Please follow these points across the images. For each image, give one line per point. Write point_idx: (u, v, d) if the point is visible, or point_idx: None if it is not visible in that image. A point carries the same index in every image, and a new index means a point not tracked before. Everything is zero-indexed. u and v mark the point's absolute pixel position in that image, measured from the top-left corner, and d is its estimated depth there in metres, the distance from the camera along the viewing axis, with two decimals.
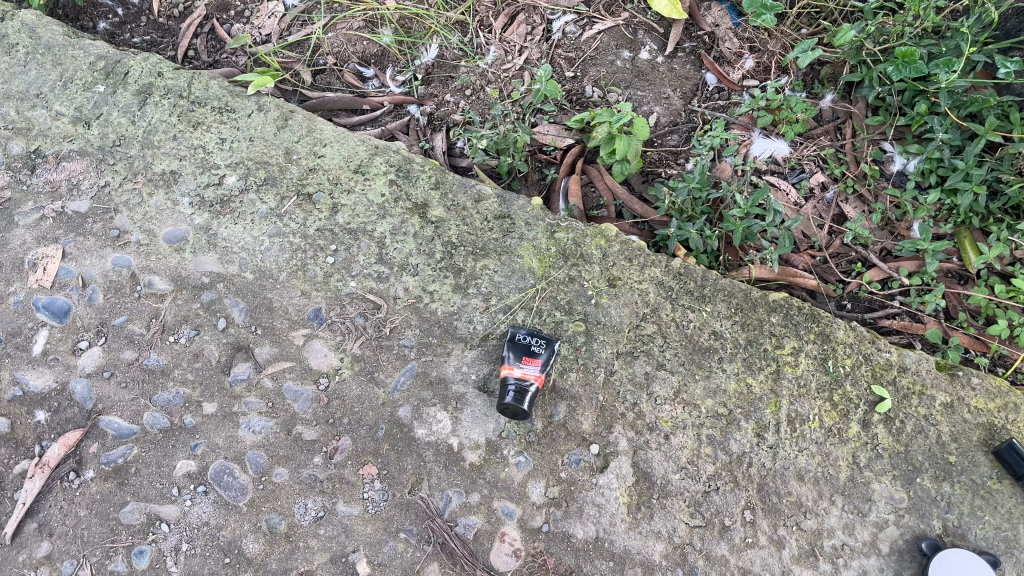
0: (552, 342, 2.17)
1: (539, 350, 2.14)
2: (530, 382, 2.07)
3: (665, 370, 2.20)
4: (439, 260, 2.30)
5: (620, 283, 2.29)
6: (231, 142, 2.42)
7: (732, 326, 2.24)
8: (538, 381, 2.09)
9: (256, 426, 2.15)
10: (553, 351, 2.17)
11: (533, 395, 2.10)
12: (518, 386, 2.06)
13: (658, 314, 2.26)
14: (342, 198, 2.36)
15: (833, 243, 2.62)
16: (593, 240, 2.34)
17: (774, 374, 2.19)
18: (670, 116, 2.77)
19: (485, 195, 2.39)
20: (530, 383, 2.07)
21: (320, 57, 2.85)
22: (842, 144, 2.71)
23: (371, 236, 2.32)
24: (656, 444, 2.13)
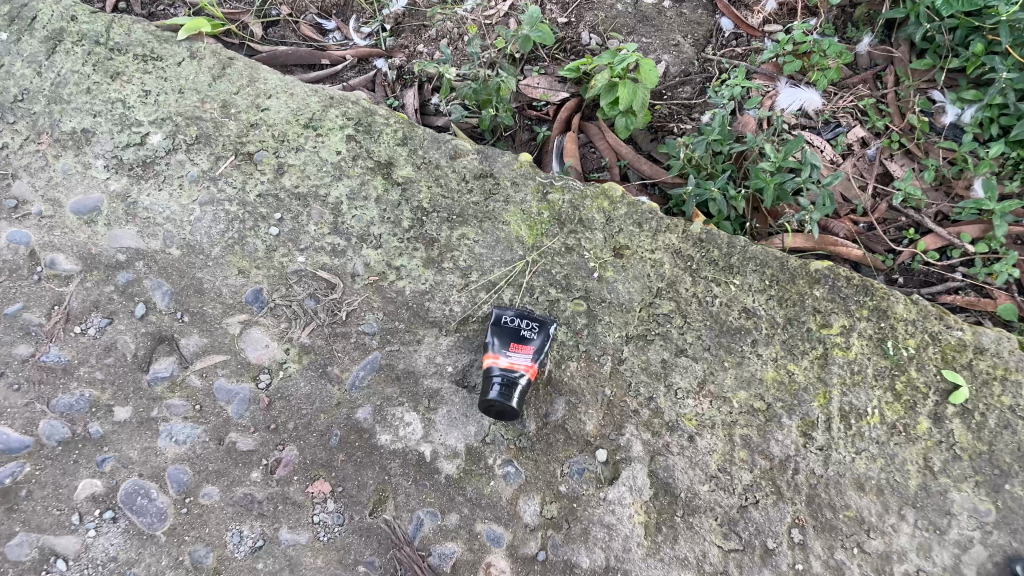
0: (545, 327, 1.77)
1: (532, 336, 1.74)
2: (519, 372, 1.68)
3: (687, 356, 1.79)
4: (407, 229, 1.89)
5: (628, 253, 1.87)
6: (156, 94, 2.00)
7: (767, 302, 1.83)
8: (529, 373, 1.70)
9: (179, 434, 1.72)
10: (548, 336, 1.77)
11: (526, 389, 1.71)
12: (505, 378, 1.67)
13: (677, 289, 1.84)
14: (289, 157, 1.95)
15: (878, 207, 2.20)
16: (594, 202, 1.92)
17: (820, 359, 1.78)
18: (680, 65, 2.37)
19: (463, 151, 1.96)
20: (520, 374, 1.68)
21: (272, 6, 2.43)
22: (883, 93, 2.32)
23: (325, 201, 1.91)
24: (680, 448, 1.71)
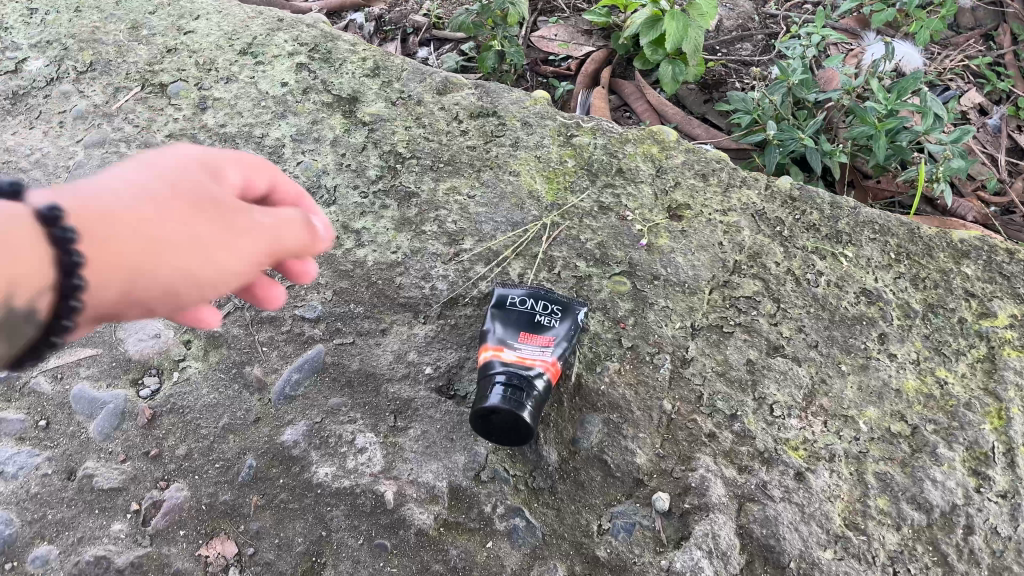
0: (572, 311, 1.17)
1: (553, 323, 1.14)
2: (537, 371, 1.07)
3: (785, 357, 1.18)
4: (374, 180, 1.34)
5: (689, 215, 1.32)
6: (44, 15, 1.55)
7: (896, 283, 1.26)
8: (551, 376, 1.09)
9: (7, 464, 1.10)
10: (576, 325, 1.17)
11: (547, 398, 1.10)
12: (518, 377, 1.05)
13: (762, 262, 1.27)
14: (214, 89, 1.42)
15: (1018, 187, 1.62)
16: (639, 149, 1.41)
17: (985, 363, 1.19)
18: (737, 20, 1.87)
19: (455, 85, 1.47)
20: (538, 374, 1.07)
21: None
22: (1001, 52, 1.80)
23: (260, 143, 1.36)
24: (784, 492, 1.06)
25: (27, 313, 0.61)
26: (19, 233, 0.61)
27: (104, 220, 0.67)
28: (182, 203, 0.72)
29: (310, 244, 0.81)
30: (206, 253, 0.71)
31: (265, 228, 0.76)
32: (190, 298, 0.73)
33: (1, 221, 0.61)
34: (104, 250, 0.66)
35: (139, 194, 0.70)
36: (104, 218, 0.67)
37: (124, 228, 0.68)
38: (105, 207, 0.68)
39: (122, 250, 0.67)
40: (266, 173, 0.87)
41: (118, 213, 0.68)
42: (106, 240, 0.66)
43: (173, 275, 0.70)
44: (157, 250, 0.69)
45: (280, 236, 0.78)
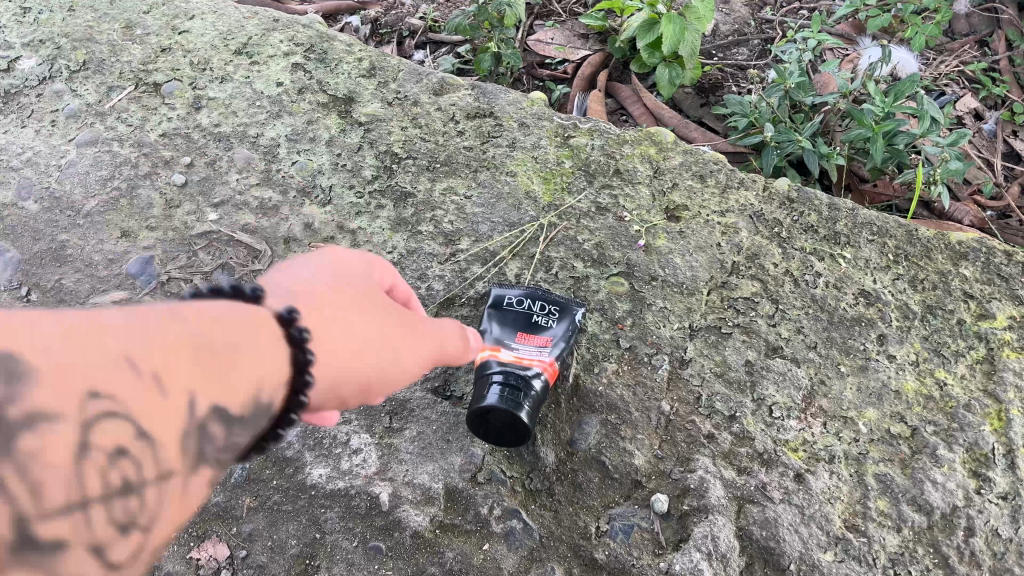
0: (570, 310, 1.16)
1: (551, 323, 1.14)
2: (535, 371, 1.06)
3: (784, 358, 1.17)
4: (369, 180, 1.33)
5: (686, 216, 1.32)
6: (37, 15, 1.54)
7: (895, 284, 1.25)
8: (550, 376, 1.08)
9: None
10: (574, 324, 1.16)
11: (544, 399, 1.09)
12: (518, 377, 1.04)
13: (760, 263, 1.27)
14: (209, 89, 1.41)
15: (1014, 191, 1.62)
16: (636, 150, 1.40)
17: (984, 365, 1.18)
18: (734, 25, 1.87)
19: (452, 86, 1.46)
20: (535, 374, 1.06)
21: None
22: (996, 57, 1.80)
23: (254, 143, 1.35)
24: (784, 494, 1.05)
25: (266, 407, 0.64)
26: (263, 328, 0.66)
27: (318, 321, 0.72)
28: (372, 301, 0.79)
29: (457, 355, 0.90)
30: (394, 351, 0.77)
31: (435, 336, 0.83)
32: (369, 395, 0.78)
33: (254, 315, 0.67)
34: (328, 349, 0.71)
35: (331, 297, 0.76)
36: (320, 312, 0.73)
37: (335, 328, 0.73)
38: (322, 303, 0.74)
39: (338, 347, 0.72)
40: (390, 274, 0.88)
41: (324, 312, 0.73)
42: (326, 341, 0.71)
43: (371, 369, 0.75)
44: (362, 348, 0.74)
45: (443, 344, 0.85)
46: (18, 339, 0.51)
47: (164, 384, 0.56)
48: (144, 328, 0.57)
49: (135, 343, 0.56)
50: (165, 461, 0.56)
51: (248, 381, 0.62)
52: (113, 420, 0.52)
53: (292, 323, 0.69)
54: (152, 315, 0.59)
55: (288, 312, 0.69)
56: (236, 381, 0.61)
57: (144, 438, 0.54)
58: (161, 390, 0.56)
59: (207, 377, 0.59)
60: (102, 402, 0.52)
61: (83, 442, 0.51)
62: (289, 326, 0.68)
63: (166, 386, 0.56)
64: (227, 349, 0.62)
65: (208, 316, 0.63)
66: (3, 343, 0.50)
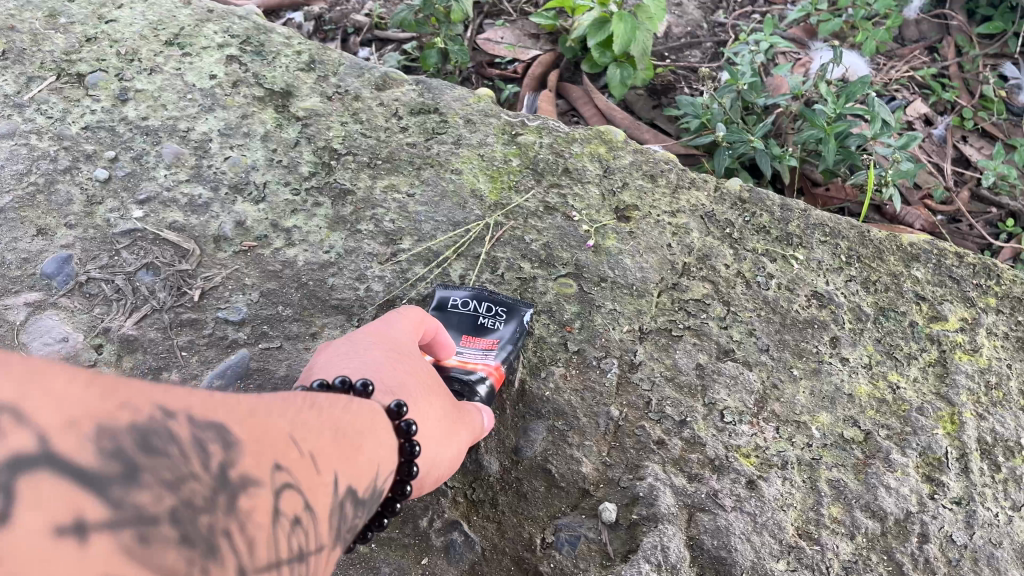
0: (518, 311, 1.11)
1: (500, 324, 1.09)
2: (479, 376, 1.02)
3: (735, 361, 1.14)
4: (306, 177, 1.27)
5: (637, 216, 1.28)
6: None
7: (848, 286, 1.22)
8: (496, 381, 1.04)
9: None
10: (523, 325, 1.11)
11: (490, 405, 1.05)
12: (468, 388, 1.01)
13: (712, 264, 1.23)
14: (137, 81, 1.34)
15: (962, 195, 1.62)
16: (586, 149, 1.36)
17: (937, 368, 1.16)
18: (685, 27, 1.85)
19: (394, 80, 1.41)
20: (480, 379, 1.02)
21: None
22: (945, 64, 1.80)
23: (184, 138, 1.28)
24: (735, 502, 1.00)
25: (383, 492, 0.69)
26: (380, 419, 0.71)
27: (419, 417, 0.82)
28: (437, 392, 0.89)
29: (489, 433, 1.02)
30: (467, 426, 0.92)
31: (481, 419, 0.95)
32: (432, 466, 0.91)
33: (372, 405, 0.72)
34: (428, 446, 0.82)
35: (419, 388, 0.85)
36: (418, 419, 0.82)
37: (426, 421, 0.83)
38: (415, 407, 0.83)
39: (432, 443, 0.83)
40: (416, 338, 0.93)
41: (419, 407, 0.83)
42: (433, 435, 0.84)
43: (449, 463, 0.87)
44: (447, 439, 0.86)
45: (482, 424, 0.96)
46: (217, 412, 0.53)
47: (322, 461, 0.58)
48: (294, 412, 0.61)
49: (300, 424, 0.59)
50: (323, 536, 0.57)
51: (369, 463, 0.66)
52: (293, 490, 0.54)
53: (400, 416, 0.74)
54: (303, 402, 0.63)
55: (398, 405, 0.74)
56: (367, 462, 0.65)
57: (311, 512, 0.56)
58: (320, 466, 0.58)
59: (348, 458, 0.62)
60: (286, 473, 0.54)
61: (276, 511, 0.52)
62: (403, 419, 0.74)
63: (325, 464, 0.59)
64: (359, 435, 0.66)
65: (333, 404, 0.67)
66: (210, 413, 0.52)
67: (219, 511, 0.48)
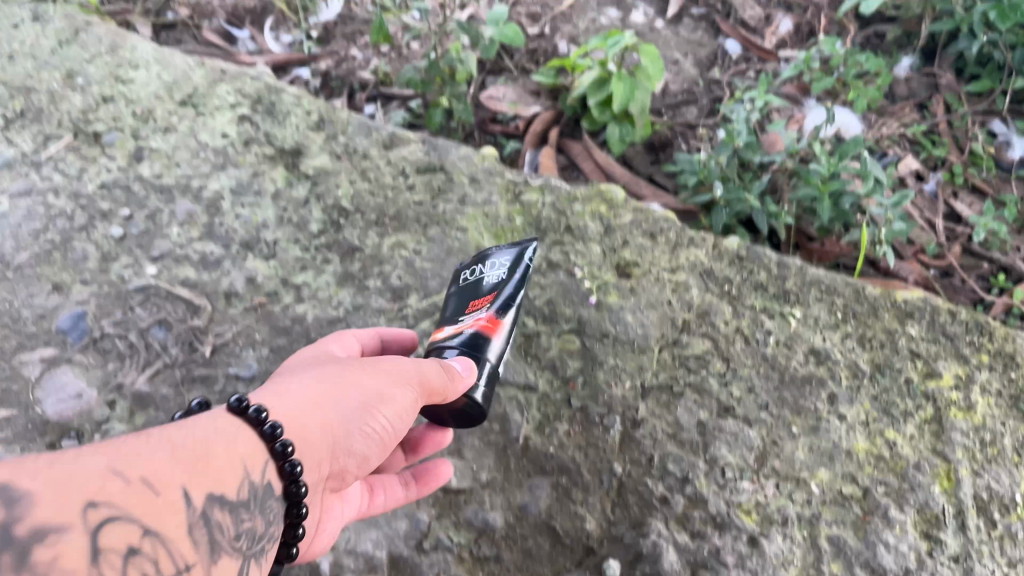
0: (518, 249, 1.05)
1: (492, 273, 1.04)
2: (464, 333, 0.97)
3: (736, 418, 1.16)
4: (315, 234, 1.30)
5: (638, 273, 1.31)
6: None
7: (844, 343, 1.25)
8: (487, 324, 0.97)
9: None
10: (523, 261, 1.04)
11: (500, 355, 0.99)
12: (461, 347, 0.95)
13: (712, 322, 1.26)
14: (152, 140, 1.37)
15: (954, 250, 1.66)
16: (588, 207, 1.39)
17: (933, 425, 1.18)
18: (683, 85, 1.90)
19: (402, 139, 1.45)
20: (463, 336, 0.97)
21: (169, 10, 1.93)
22: (935, 121, 1.84)
23: (197, 196, 1.32)
24: (738, 559, 1.04)
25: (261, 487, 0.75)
26: (233, 427, 0.76)
27: (288, 401, 0.84)
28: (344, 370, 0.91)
29: (456, 380, 0.90)
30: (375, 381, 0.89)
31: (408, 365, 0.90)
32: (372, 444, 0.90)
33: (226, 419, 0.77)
34: (301, 419, 0.82)
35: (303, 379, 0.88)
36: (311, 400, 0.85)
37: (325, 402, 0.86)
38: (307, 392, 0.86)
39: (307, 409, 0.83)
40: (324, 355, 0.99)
41: (295, 395, 0.85)
42: (306, 407, 0.83)
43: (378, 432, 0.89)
44: (364, 410, 0.87)
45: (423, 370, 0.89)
46: (20, 474, 0.58)
47: (155, 486, 0.65)
48: (115, 451, 0.65)
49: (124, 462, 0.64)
50: (171, 554, 0.63)
51: (224, 471, 0.72)
52: (116, 523, 0.60)
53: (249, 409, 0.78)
54: (137, 439, 0.68)
55: (239, 400, 0.78)
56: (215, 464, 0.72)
57: (145, 536, 0.62)
58: (149, 493, 0.64)
59: (187, 475, 0.68)
60: (103, 511, 0.60)
61: (96, 549, 0.58)
62: (248, 409, 0.78)
63: (157, 490, 0.64)
64: (203, 453, 0.71)
65: (177, 429, 0.72)
66: (12, 479, 0.58)
67: (18, 562, 0.53)
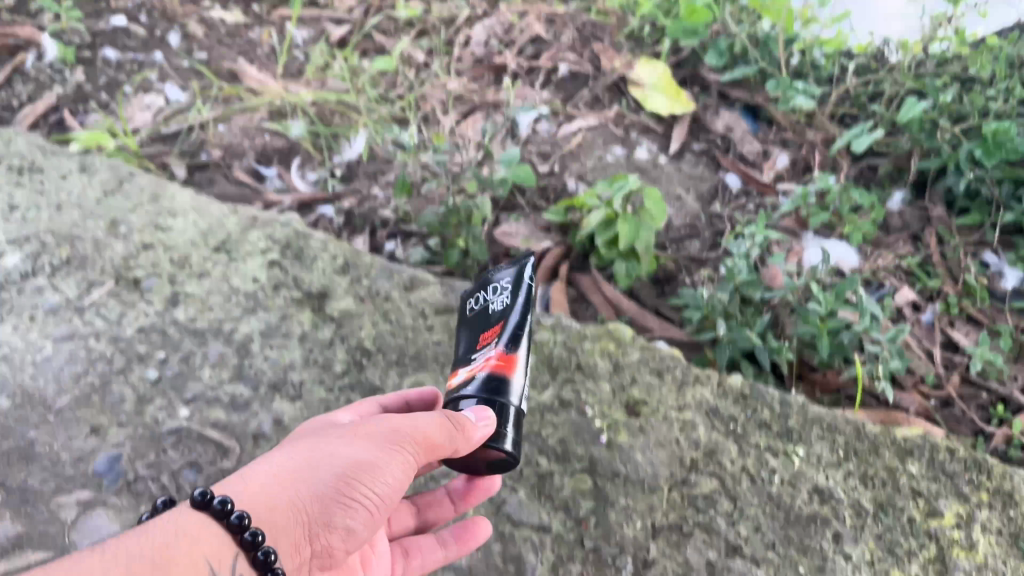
0: (515, 269, 1.16)
1: (496, 300, 1.15)
2: (475, 380, 1.08)
3: (744, 558, 1.20)
4: (339, 375, 1.37)
5: (646, 411, 1.37)
6: (25, 209, 1.55)
7: (847, 481, 1.30)
8: (500, 366, 1.07)
9: None
10: (522, 279, 1.14)
11: (517, 384, 1.08)
12: (483, 394, 1.05)
13: (718, 460, 1.31)
14: (187, 284, 1.47)
15: (952, 379, 1.71)
16: (597, 346, 1.47)
17: (936, 565, 1.22)
18: (685, 219, 2.00)
19: (422, 281, 1.54)
20: (473, 383, 1.07)
21: (203, 151, 2.07)
22: (929, 252, 1.92)
23: (229, 339, 1.40)
24: None
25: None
26: (204, 526, 0.90)
27: (268, 481, 0.96)
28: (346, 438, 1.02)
29: (460, 435, 0.99)
30: (353, 454, 0.98)
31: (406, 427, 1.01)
32: (365, 507, 0.99)
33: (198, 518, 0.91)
34: (288, 495, 0.94)
35: (289, 456, 0.99)
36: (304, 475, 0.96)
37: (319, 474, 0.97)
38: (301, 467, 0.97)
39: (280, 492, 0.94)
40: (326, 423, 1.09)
41: (281, 471, 0.97)
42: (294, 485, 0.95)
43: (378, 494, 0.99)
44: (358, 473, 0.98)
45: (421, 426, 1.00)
46: None
47: None
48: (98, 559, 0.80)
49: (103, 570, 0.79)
50: None
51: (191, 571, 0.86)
52: None
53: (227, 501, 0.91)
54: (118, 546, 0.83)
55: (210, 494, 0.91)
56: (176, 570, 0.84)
57: None
58: None
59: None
60: None
61: None
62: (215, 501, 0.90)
63: None
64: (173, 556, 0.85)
65: (157, 533, 0.87)
66: None
67: None
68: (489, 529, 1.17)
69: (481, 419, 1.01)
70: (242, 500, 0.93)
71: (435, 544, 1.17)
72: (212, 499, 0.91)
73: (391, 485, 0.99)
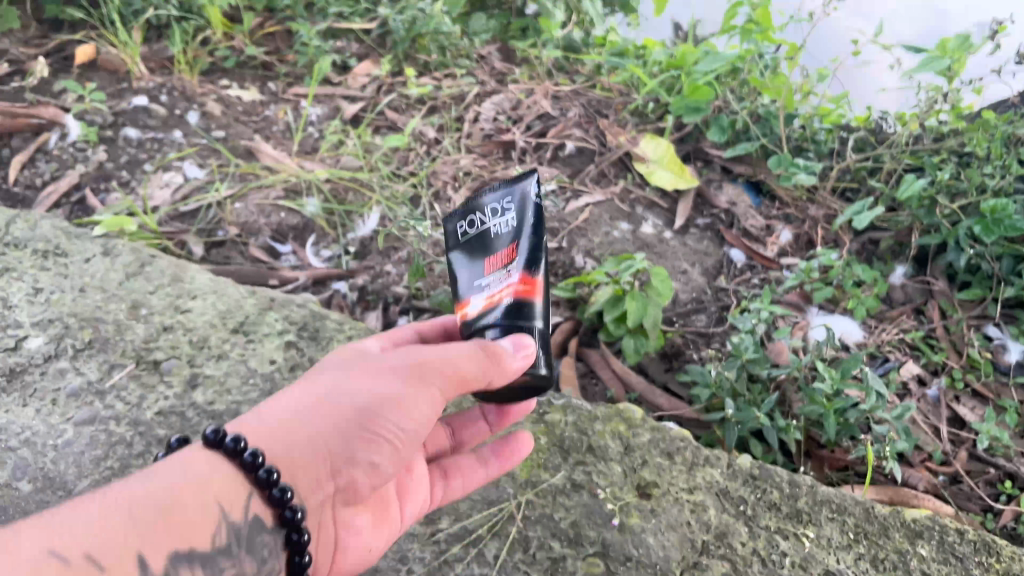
0: (518, 189, 1.19)
1: (499, 224, 1.19)
2: (501, 307, 1.14)
3: None
4: None
5: (657, 493, 1.38)
6: (48, 293, 1.60)
7: (858, 563, 1.30)
8: (523, 291, 1.13)
9: None
10: (527, 198, 1.18)
11: (537, 301, 1.15)
12: (506, 320, 1.13)
13: (729, 542, 1.32)
14: (206, 367, 1.50)
15: (959, 455, 1.73)
16: (607, 426, 1.50)
17: None
18: (691, 293, 2.03)
19: None
20: (500, 309, 1.14)
21: (220, 228, 2.12)
22: (931, 326, 1.96)
23: None
24: None
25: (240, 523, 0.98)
26: (217, 475, 0.99)
27: (293, 427, 1.07)
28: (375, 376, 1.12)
29: (497, 368, 1.06)
30: (377, 390, 1.09)
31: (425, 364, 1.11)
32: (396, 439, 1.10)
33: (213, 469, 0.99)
34: (314, 440, 1.06)
35: (314, 392, 1.11)
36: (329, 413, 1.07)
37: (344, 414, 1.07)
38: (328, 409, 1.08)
39: (304, 423, 1.06)
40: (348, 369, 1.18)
41: (308, 414, 1.08)
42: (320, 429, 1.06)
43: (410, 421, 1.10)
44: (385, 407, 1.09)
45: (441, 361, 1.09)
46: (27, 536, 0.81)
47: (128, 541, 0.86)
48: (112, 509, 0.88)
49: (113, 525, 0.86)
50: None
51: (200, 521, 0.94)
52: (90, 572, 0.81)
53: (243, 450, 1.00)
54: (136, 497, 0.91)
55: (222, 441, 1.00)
56: (185, 515, 0.92)
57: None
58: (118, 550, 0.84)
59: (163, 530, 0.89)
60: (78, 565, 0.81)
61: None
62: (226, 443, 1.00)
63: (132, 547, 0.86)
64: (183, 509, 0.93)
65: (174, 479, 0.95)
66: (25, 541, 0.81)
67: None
68: (528, 446, 1.35)
69: (518, 350, 1.08)
70: (264, 443, 1.04)
71: (477, 463, 1.34)
72: (224, 439, 1.01)
73: (414, 416, 1.09)
